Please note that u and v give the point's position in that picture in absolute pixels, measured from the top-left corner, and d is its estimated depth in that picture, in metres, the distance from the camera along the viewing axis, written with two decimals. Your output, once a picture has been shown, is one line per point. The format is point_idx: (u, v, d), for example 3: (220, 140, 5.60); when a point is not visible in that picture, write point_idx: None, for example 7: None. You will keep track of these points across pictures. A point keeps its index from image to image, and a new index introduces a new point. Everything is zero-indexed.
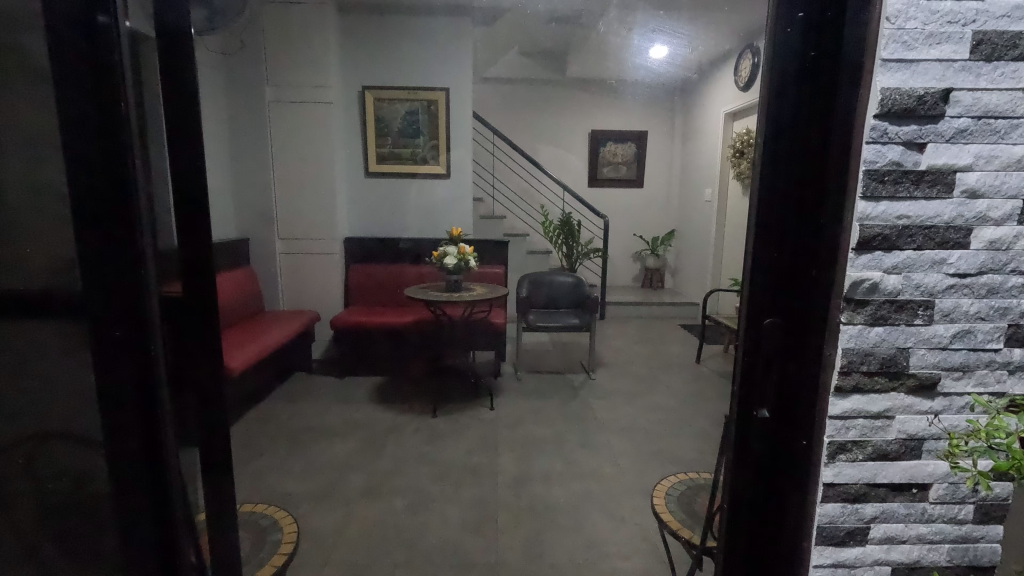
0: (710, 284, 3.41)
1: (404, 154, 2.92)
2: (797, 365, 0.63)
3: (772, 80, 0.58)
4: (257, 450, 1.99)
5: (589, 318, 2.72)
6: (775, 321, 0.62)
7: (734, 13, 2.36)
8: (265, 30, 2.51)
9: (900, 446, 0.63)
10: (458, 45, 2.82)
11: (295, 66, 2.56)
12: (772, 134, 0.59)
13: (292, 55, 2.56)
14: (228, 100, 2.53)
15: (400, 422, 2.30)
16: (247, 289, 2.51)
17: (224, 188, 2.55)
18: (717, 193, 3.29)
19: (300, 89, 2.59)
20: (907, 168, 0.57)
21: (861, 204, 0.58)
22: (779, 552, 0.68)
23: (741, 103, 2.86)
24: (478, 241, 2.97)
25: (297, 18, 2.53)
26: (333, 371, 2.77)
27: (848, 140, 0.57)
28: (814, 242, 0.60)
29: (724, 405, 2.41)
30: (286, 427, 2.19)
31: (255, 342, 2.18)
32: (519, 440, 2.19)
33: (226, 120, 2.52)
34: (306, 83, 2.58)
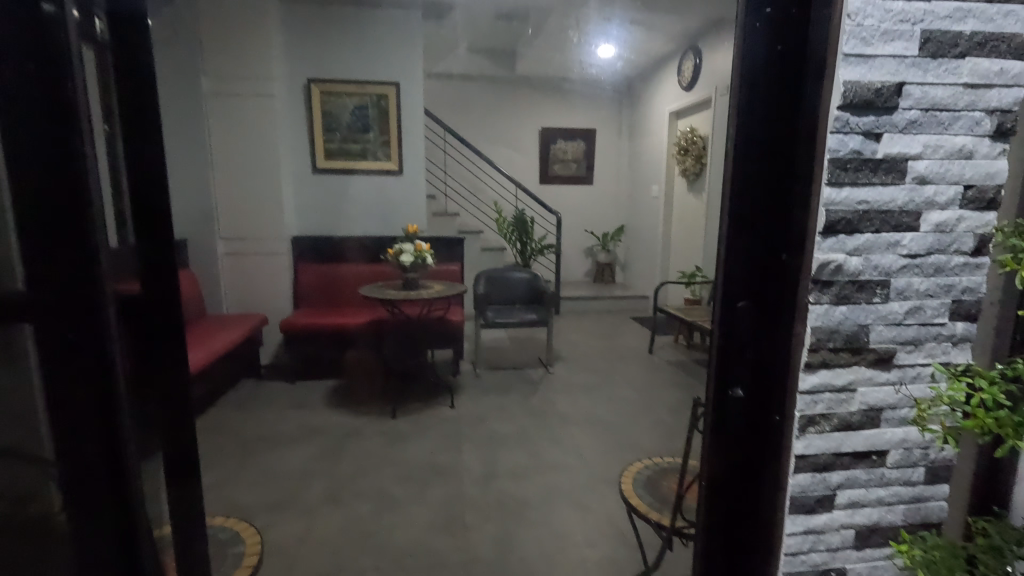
0: (659, 277, 3.54)
1: (353, 150, 2.83)
2: (768, 345, 0.67)
3: (743, 73, 0.61)
4: (207, 461, 1.88)
5: (546, 313, 2.78)
6: (747, 304, 0.66)
7: (678, 15, 2.44)
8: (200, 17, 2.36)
9: (862, 416, 0.68)
10: (409, 38, 2.77)
11: (234, 57, 2.43)
12: (744, 125, 0.62)
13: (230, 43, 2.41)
14: None
15: (360, 427, 2.24)
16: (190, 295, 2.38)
17: None
18: (663, 190, 3.42)
19: (241, 82, 2.47)
20: (867, 155, 0.61)
21: (826, 190, 0.61)
22: (753, 522, 0.71)
23: (683, 103, 2.96)
24: (433, 239, 2.94)
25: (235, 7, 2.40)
26: (285, 377, 2.66)
27: (815, 131, 0.61)
28: (782, 228, 0.64)
29: (678, 393, 2.51)
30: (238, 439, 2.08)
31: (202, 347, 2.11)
32: (483, 437, 2.19)
33: None
34: (247, 76, 2.47)
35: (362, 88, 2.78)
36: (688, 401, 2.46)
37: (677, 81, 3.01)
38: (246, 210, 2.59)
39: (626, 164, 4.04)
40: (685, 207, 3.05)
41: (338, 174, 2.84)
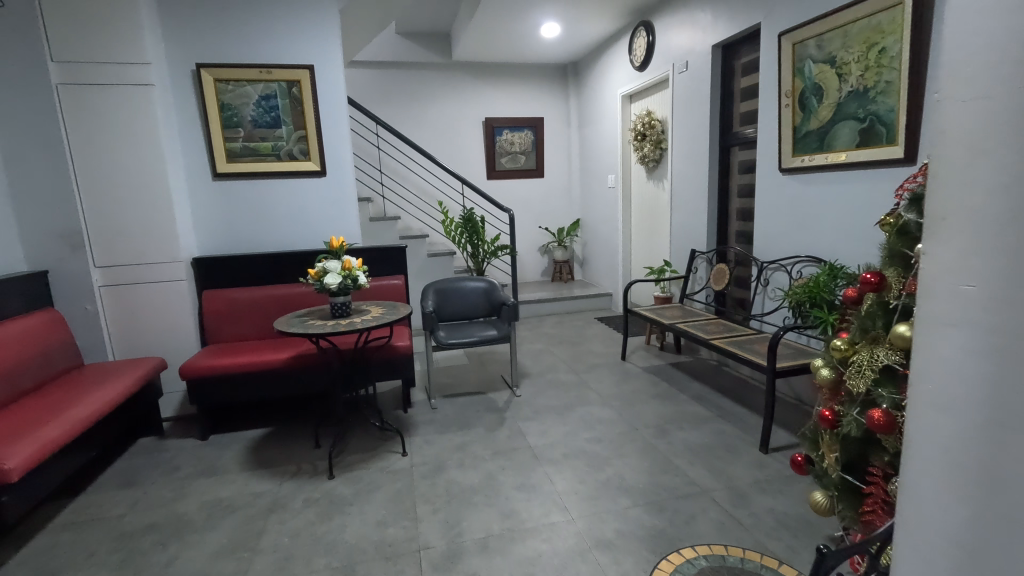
0: (670, 317, 3.48)
1: (261, 147, 3.04)
2: None
3: None
4: (135, 549, 1.87)
5: (506, 329, 3.14)
6: None
7: (761, 10, 2.87)
8: (84, 23, 2.54)
9: None
10: (317, 29, 3.03)
11: (111, 67, 2.60)
12: None
13: (104, 49, 2.58)
14: (72, 122, 2.59)
15: (280, 531, 1.94)
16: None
17: (55, 207, 2.62)
18: (761, 188, 3.01)
19: (112, 84, 2.61)
20: None
21: None
22: None
23: (781, 105, 2.76)
24: (369, 257, 3.24)
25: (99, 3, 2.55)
26: (173, 480, 2.33)
27: None
28: None
29: (695, 461, 2.32)
30: (107, 571, 1.76)
31: (89, 402, 2.18)
32: (436, 528, 1.93)
33: (62, 143, 2.58)
34: (123, 79, 2.62)
35: (267, 74, 2.97)
36: (704, 459, 2.34)
37: (766, 66, 2.89)
38: (157, 229, 2.78)
39: (674, 179, 3.95)
40: (799, 209, 2.73)
41: (241, 178, 3.05)
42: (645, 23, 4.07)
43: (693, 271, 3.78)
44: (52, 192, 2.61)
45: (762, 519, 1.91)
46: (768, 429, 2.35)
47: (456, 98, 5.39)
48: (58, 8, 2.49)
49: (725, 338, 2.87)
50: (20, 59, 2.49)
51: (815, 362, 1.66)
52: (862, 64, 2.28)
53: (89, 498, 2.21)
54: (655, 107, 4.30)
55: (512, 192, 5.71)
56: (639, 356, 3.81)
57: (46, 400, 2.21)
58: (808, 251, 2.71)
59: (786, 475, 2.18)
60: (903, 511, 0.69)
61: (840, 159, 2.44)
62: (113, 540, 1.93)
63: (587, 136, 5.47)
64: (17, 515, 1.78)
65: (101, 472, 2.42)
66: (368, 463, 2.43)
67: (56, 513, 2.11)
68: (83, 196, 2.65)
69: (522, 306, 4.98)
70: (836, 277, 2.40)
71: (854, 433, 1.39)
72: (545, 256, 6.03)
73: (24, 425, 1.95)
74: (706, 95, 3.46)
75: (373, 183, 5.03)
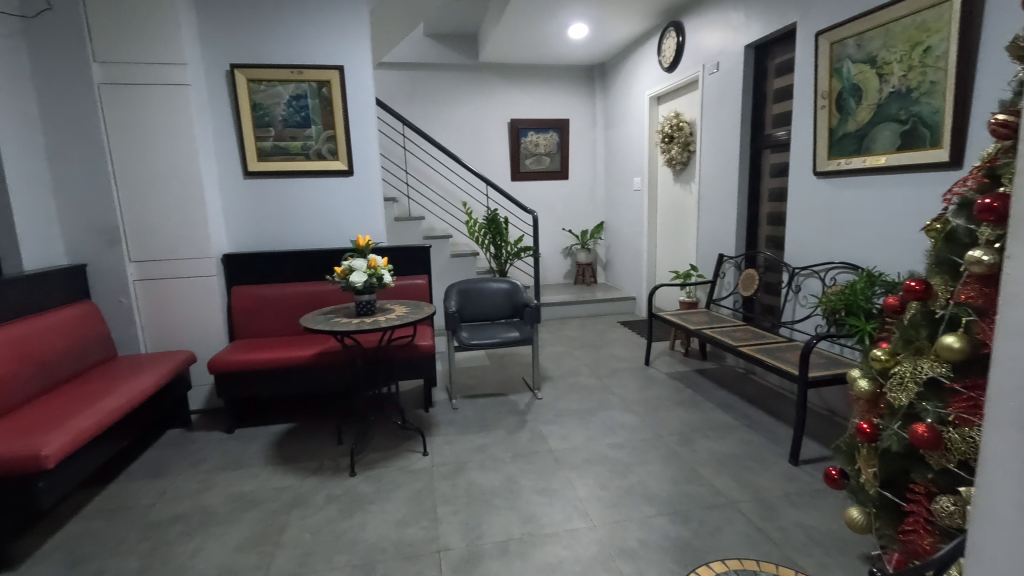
0: (695, 322, 3.40)
1: (291, 146, 3.08)
2: None
3: None
4: (162, 539, 1.90)
5: (528, 331, 3.11)
6: None
7: (797, 9, 2.79)
8: (125, 25, 2.61)
9: None
10: (347, 30, 3.06)
11: (148, 66, 2.67)
12: None
13: (141, 49, 2.65)
14: (112, 121, 2.67)
15: (302, 526, 1.96)
16: (34, 318, 2.34)
17: (93, 203, 2.70)
18: (793, 192, 2.93)
19: (150, 83, 2.68)
20: None
21: None
22: None
23: (817, 106, 2.67)
24: (394, 256, 3.25)
25: (139, 5, 2.62)
26: (200, 472, 2.37)
27: None
28: None
29: (721, 472, 2.25)
30: (135, 559, 1.80)
31: (122, 392, 2.24)
32: (456, 530, 1.92)
33: (102, 141, 2.66)
34: (160, 79, 2.69)
35: (298, 75, 3.01)
36: (730, 470, 2.27)
37: (801, 67, 2.80)
38: (189, 225, 2.84)
39: (702, 182, 3.87)
40: (835, 213, 2.64)
41: (272, 177, 3.10)
42: (675, 23, 4.00)
43: (721, 276, 3.69)
44: (92, 189, 2.70)
45: (792, 533, 1.84)
46: (798, 440, 2.27)
47: (482, 99, 5.40)
48: (101, 10, 2.57)
49: (754, 345, 2.79)
50: (65, 61, 2.58)
51: (853, 373, 1.59)
52: (905, 64, 2.19)
53: (120, 486, 2.27)
54: (683, 109, 4.23)
55: (536, 193, 5.68)
56: (663, 362, 3.74)
57: (82, 390, 2.28)
58: (843, 258, 2.62)
59: (817, 489, 2.10)
60: (980, 506, 0.68)
61: (879, 162, 2.35)
62: (141, 529, 1.96)
63: (613, 138, 5.41)
64: (52, 501, 1.83)
65: (131, 461, 2.48)
66: (389, 461, 2.43)
67: (87, 500, 2.17)
68: (121, 192, 2.73)
69: (544, 308, 4.95)
70: (874, 285, 2.31)
71: (895, 448, 1.32)
72: (568, 258, 5.99)
73: (60, 414, 2.01)
74: (738, 96, 3.38)
75: (398, 183, 5.08)
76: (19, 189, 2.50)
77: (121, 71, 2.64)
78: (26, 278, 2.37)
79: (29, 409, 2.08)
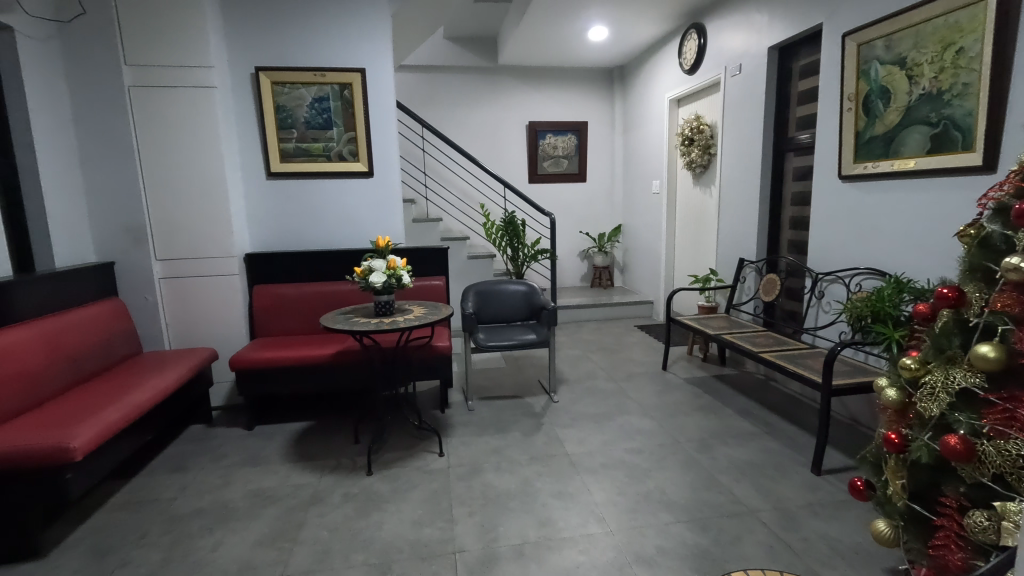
0: (715, 327, 3.36)
1: (313, 148, 3.13)
2: None
3: None
4: (184, 532, 1.94)
5: (545, 333, 3.10)
6: None
7: (824, 10, 2.74)
8: (154, 29, 2.68)
9: None
10: (369, 33, 3.10)
11: (175, 69, 2.72)
12: None
13: (169, 52, 2.71)
14: (140, 122, 2.73)
15: (320, 524, 1.97)
16: (63, 314, 2.40)
17: (122, 203, 2.77)
18: (817, 196, 2.87)
19: (177, 86, 2.74)
20: None
21: None
22: None
23: (842, 109, 2.62)
24: (412, 257, 3.27)
25: (168, 9, 2.68)
26: (221, 467, 2.41)
27: None
28: None
29: (740, 480, 2.22)
30: (158, 552, 1.83)
31: (147, 388, 2.29)
32: (472, 531, 1.92)
33: (131, 142, 2.73)
34: (187, 82, 2.75)
35: (321, 77, 3.05)
36: (750, 478, 2.23)
37: (826, 68, 2.75)
38: (213, 225, 2.89)
39: (722, 185, 3.82)
40: (861, 217, 2.58)
41: (294, 178, 3.15)
42: (697, 25, 3.96)
43: (741, 281, 3.64)
44: (121, 189, 2.76)
45: (814, 544, 1.80)
46: (821, 449, 2.23)
47: (501, 102, 5.41)
48: (130, 15, 2.64)
49: (775, 351, 2.75)
50: (97, 64, 2.66)
51: (880, 381, 1.55)
52: (937, 65, 2.14)
53: (143, 480, 2.31)
54: (704, 111, 4.18)
55: (553, 196, 5.68)
56: (680, 367, 3.70)
57: (109, 384, 2.34)
58: (869, 264, 2.56)
59: (840, 500, 2.05)
60: None
61: (908, 166, 2.29)
62: (163, 522, 2.00)
63: (631, 140, 5.38)
64: (78, 493, 1.87)
65: (155, 456, 2.53)
66: (405, 461, 2.44)
67: (112, 493, 2.22)
68: (148, 193, 2.80)
69: (561, 311, 4.94)
70: (902, 292, 2.25)
71: (925, 460, 1.28)
72: (585, 261, 5.97)
73: (87, 408, 2.05)
74: (760, 98, 3.33)
75: (417, 185, 5.12)
76: (52, 189, 2.57)
77: (151, 74, 2.70)
78: (58, 274, 2.43)
79: (58, 402, 2.13)
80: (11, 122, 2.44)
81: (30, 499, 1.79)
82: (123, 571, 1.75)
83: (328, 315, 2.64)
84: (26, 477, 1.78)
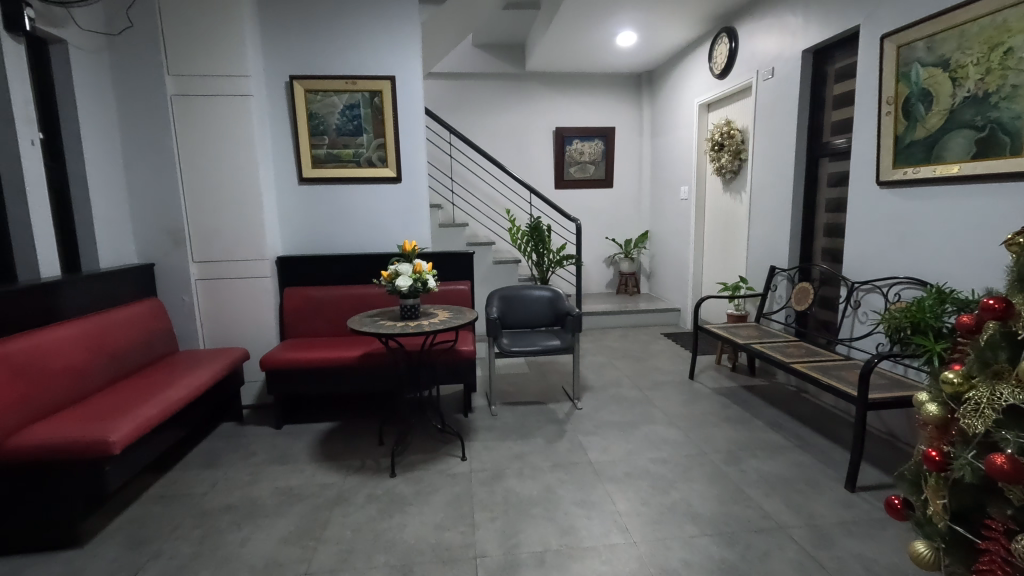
0: (744, 335, 3.28)
1: (344, 154, 3.20)
2: None
3: None
4: (213, 527, 1.99)
5: (570, 339, 3.08)
6: None
7: (861, 10, 2.67)
8: (196, 40, 2.79)
9: None
10: (399, 41, 3.15)
11: (214, 78, 2.83)
12: None
13: (209, 62, 2.81)
14: (181, 129, 2.85)
15: (344, 524, 2.00)
16: (106, 313, 2.51)
17: (162, 206, 2.89)
18: (853, 202, 2.78)
19: (216, 94, 2.84)
20: None
21: None
22: None
23: (880, 112, 2.54)
24: (438, 261, 3.31)
25: (209, 21, 2.79)
26: (250, 464, 2.47)
27: None
28: None
29: (770, 494, 2.15)
30: (188, 546, 1.88)
31: (182, 385, 2.36)
32: (494, 537, 1.91)
33: (172, 148, 2.84)
34: (225, 90, 2.85)
35: (352, 85, 3.12)
36: (781, 493, 2.16)
37: (863, 70, 2.67)
38: (247, 229, 2.98)
39: (753, 191, 3.74)
40: (901, 225, 2.49)
41: (325, 183, 3.22)
42: (728, 29, 3.90)
43: (772, 289, 3.55)
44: (162, 193, 2.88)
45: (848, 564, 1.73)
46: (856, 465, 2.14)
47: (528, 108, 5.44)
48: (173, 27, 2.76)
49: (808, 362, 2.66)
50: (143, 75, 2.78)
51: (920, 395, 1.48)
52: (983, 66, 2.05)
53: (176, 475, 2.39)
54: (735, 116, 4.11)
55: (579, 201, 5.66)
56: (708, 376, 3.62)
57: (147, 381, 2.42)
58: (909, 272, 2.46)
59: (877, 518, 1.97)
60: None
61: (951, 172, 2.20)
62: (195, 517, 2.06)
63: (659, 146, 5.32)
64: (116, 485, 1.94)
65: (187, 452, 2.61)
66: (428, 464, 2.46)
67: (147, 487, 2.29)
68: (187, 197, 2.91)
69: (586, 317, 4.90)
70: (944, 302, 2.15)
71: (969, 480, 1.22)
72: (611, 267, 5.92)
73: (125, 404, 2.13)
74: (794, 102, 3.25)
75: (444, 190, 5.18)
76: (99, 193, 2.69)
77: (192, 83, 2.81)
78: (101, 275, 2.54)
79: (99, 397, 2.22)
80: (63, 130, 2.57)
81: (70, 490, 1.86)
82: (156, 562, 1.80)
83: (355, 318, 2.68)
84: (67, 469, 1.85)
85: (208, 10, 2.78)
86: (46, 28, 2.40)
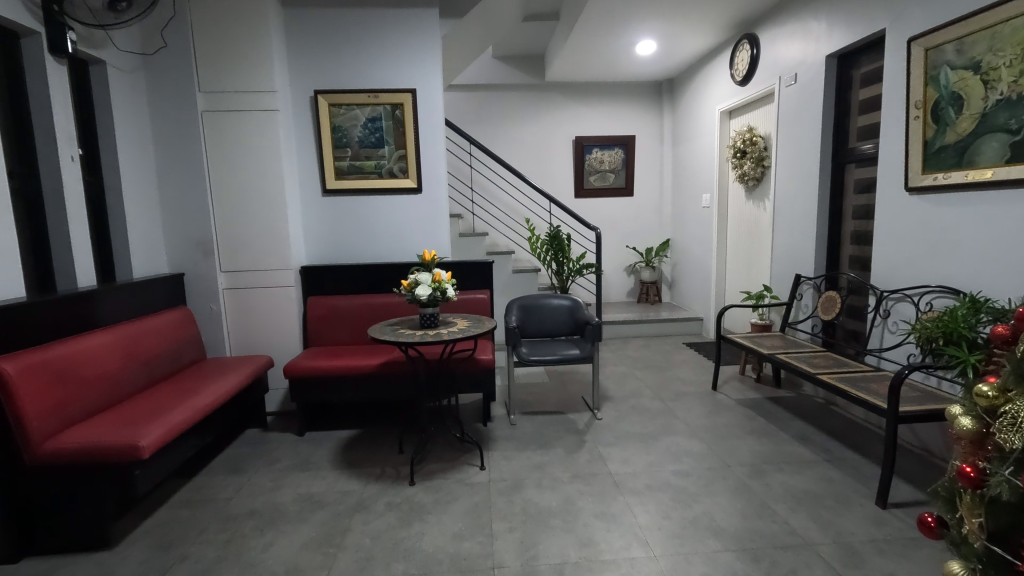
0: (767, 345, 3.21)
1: (366, 166, 3.26)
2: None
3: None
4: (236, 532, 2.02)
5: (589, 348, 3.06)
6: None
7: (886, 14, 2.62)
8: (226, 58, 2.90)
9: None
10: (420, 55, 3.21)
11: (241, 95, 2.92)
12: None
13: (238, 79, 2.91)
14: (211, 143, 2.95)
15: (363, 531, 2.01)
16: (139, 320, 2.60)
17: (192, 218, 2.99)
18: (881, 208, 2.71)
19: (243, 111, 2.94)
20: None
21: None
22: None
23: (908, 115, 2.47)
24: (456, 268, 3.30)
25: (238, 40, 2.89)
26: (273, 471, 2.51)
27: None
28: None
29: (797, 509, 2.09)
30: (213, 550, 1.92)
31: (208, 392, 2.42)
32: (512, 548, 1.90)
33: (202, 162, 2.94)
34: (253, 106, 2.94)
35: (374, 98, 3.20)
36: (809, 509, 2.09)
37: (889, 74, 2.61)
38: (271, 239, 3.05)
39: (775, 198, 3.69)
40: (932, 232, 2.41)
41: (347, 194, 3.29)
42: (748, 36, 3.88)
43: (798, 298, 3.47)
44: (192, 206, 2.98)
45: None
46: (887, 481, 2.07)
47: (548, 118, 5.47)
48: (205, 46, 2.87)
49: (835, 373, 2.59)
50: (175, 92, 2.89)
51: (953, 408, 1.43)
52: (1017, 68, 1.99)
53: (202, 480, 2.44)
54: (757, 123, 4.06)
55: (600, 210, 5.65)
56: (731, 387, 3.55)
57: (176, 387, 2.50)
58: (941, 281, 2.38)
59: (911, 538, 1.89)
60: None
61: (984, 177, 2.13)
62: (219, 521, 2.10)
63: (680, 153, 5.29)
64: (145, 488, 2.00)
65: (213, 458, 2.67)
66: (447, 473, 2.46)
67: (174, 491, 2.35)
68: (216, 208, 3.00)
69: (606, 326, 4.87)
70: (978, 312, 2.08)
71: (1006, 498, 1.15)
72: (632, 276, 5.87)
73: (156, 409, 2.20)
74: (817, 107, 3.20)
75: (463, 200, 5.26)
76: (133, 206, 2.80)
77: (221, 99, 2.92)
78: (135, 285, 2.64)
79: (131, 403, 2.29)
80: (100, 147, 2.69)
81: (103, 492, 1.92)
82: (182, 565, 1.84)
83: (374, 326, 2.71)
84: (100, 472, 1.91)
85: (237, 30, 2.89)
86: (86, 50, 2.53)
